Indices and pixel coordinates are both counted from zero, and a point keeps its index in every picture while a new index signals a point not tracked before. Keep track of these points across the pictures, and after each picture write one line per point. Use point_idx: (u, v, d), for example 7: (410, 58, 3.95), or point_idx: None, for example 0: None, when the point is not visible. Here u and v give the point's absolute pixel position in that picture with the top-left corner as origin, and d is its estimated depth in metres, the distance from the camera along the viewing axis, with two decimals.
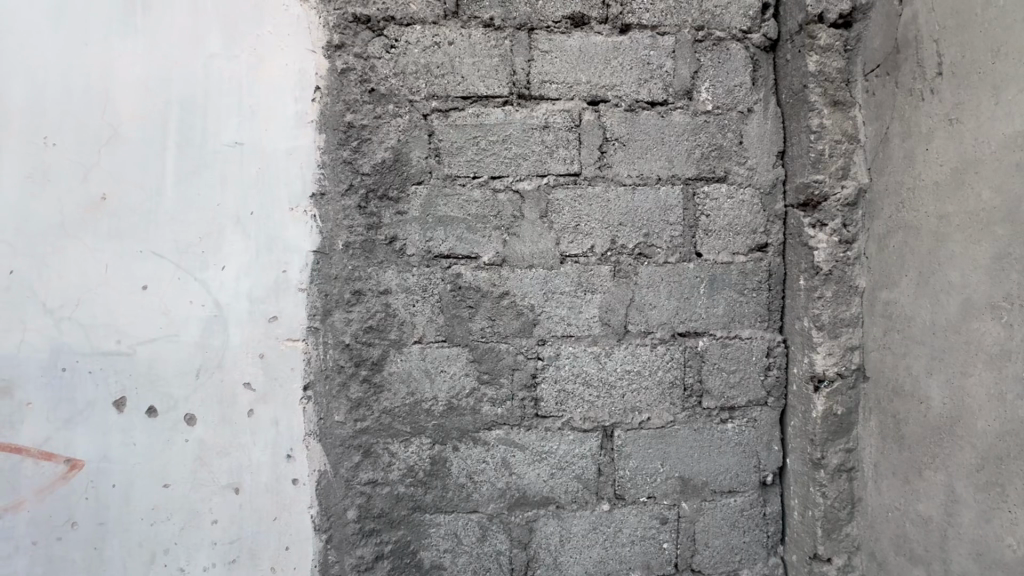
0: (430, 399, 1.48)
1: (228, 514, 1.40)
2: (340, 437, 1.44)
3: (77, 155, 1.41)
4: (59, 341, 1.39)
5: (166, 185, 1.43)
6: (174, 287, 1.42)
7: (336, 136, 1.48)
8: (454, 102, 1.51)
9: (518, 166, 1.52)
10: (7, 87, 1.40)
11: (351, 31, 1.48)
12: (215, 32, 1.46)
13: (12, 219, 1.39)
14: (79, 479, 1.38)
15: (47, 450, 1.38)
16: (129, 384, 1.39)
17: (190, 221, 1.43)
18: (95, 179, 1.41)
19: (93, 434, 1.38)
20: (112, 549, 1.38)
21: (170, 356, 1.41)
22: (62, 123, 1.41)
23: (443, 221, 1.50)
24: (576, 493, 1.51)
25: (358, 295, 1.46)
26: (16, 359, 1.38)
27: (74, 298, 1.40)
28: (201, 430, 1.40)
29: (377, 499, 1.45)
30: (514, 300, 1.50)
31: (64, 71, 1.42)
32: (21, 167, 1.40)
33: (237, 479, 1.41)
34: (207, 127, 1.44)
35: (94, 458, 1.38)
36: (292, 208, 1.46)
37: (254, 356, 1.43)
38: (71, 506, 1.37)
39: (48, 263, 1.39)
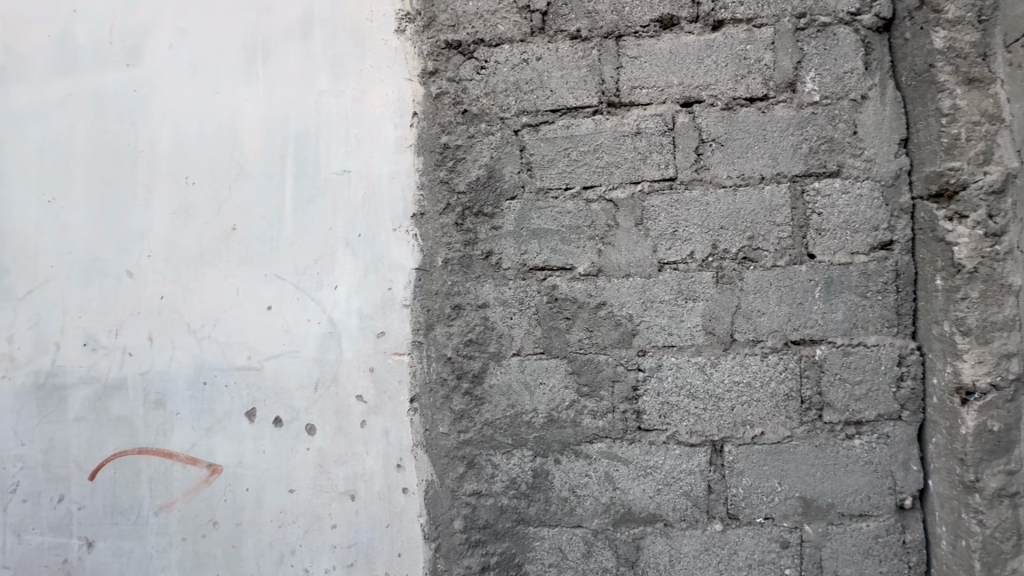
0: (530, 411, 1.48)
1: (346, 520, 1.49)
2: (445, 448, 1.49)
3: (212, 192, 1.59)
4: (200, 358, 1.55)
5: (285, 213, 1.56)
6: (294, 306, 1.54)
7: (432, 158, 1.54)
8: (543, 116, 1.53)
9: (610, 175, 1.50)
10: (158, 137, 1.61)
11: (443, 57, 1.56)
12: (324, 71, 1.58)
13: (162, 251, 1.58)
14: (219, 483, 1.52)
15: (193, 456, 1.54)
16: (259, 396, 1.53)
17: (306, 245, 1.55)
18: (227, 212, 1.57)
19: (230, 442, 1.53)
20: (247, 548, 1.51)
21: (292, 371, 1.52)
22: (199, 165, 1.59)
23: (537, 234, 1.51)
24: (685, 511, 1.44)
25: (458, 309, 1.51)
26: (168, 374, 1.56)
27: (212, 319, 1.56)
28: (320, 439, 1.50)
29: (482, 511, 1.47)
30: (611, 310, 1.48)
31: (200, 118, 1.60)
32: (169, 205, 1.59)
33: (353, 486, 1.49)
34: (319, 158, 1.56)
35: (230, 464, 1.52)
36: (395, 229, 1.53)
37: (365, 370, 1.51)
38: (213, 506, 1.52)
39: (191, 289, 1.57)
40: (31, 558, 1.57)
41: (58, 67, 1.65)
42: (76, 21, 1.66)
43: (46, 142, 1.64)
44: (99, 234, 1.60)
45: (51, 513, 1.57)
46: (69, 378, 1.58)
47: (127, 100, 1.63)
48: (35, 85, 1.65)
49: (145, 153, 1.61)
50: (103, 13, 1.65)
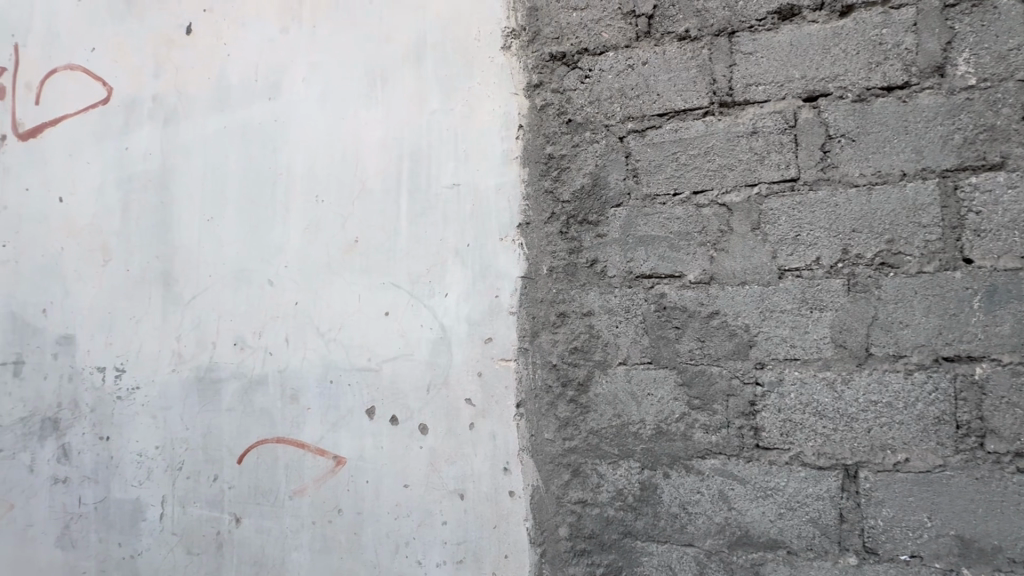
0: (637, 422, 1.45)
1: (456, 518, 1.55)
2: (551, 454, 1.50)
3: (338, 208, 1.75)
4: (328, 359, 1.71)
5: (401, 225, 1.68)
6: (408, 313, 1.64)
7: (537, 169, 1.57)
8: (650, 121, 1.50)
9: (723, 178, 1.43)
10: (293, 161, 1.81)
11: (548, 69, 1.59)
12: (436, 91, 1.68)
13: (297, 262, 1.77)
14: (343, 474, 1.66)
15: (322, 447, 1.69)
16: (378, 396, 1.65)
17: (419, 255, 1.65)
18: (351, 226, 1.73)
19: (352, 436, 1.66)
20: (367, 536, 1.63)
21: (407, 373, 1.63)
22: (327, 184, 1.77)
23: (643, 241, 1.48)
24: (811, 539, 1.32)
25: (563, 317, 1.52)
26: (301, 372, 1.73)
27: (337, 323, 1.71)
28: (432, 438, 1.59)
29: (588, 520, 1.47)
30: (725, 320, 1.40)
31: (328, 142, 1.78)
32: (302, 221, 1.78)
33: (462, 486, 1.55)
34: (431, 173, 1.66)
35: (353, 457, 1.66)
36: (502, 238, 1.58)
37: (474, 374, 1.57)
38: (338, 494, 1.67)
39: (320, 296, 1.74)
40: (192, 528, 1.82)
41: (216, 105, 1.93)
42: (230, 64, 1.92)
43: (206, 170, 1.91)
44: (247, 248, 1.83)
45: (209, 490, 1.81)
46: (223, 373, 1.82)
47: (269, 130, 1.85)
48: (199, 123, 1.94)
49: (283, 176, 1.82)
50: (251, 56, 1.90)
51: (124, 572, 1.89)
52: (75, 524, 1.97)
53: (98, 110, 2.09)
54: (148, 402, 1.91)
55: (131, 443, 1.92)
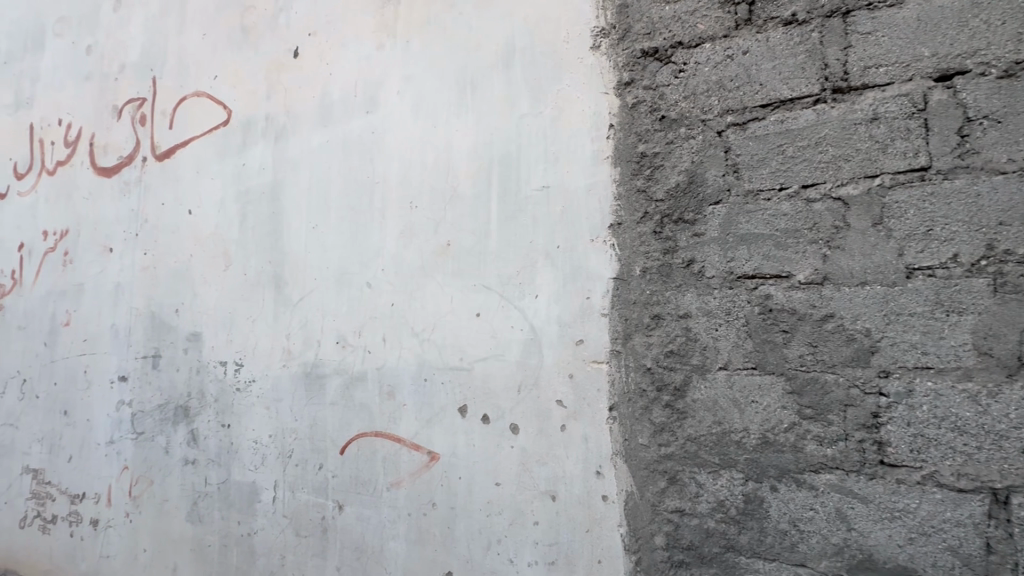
0: (740, 431, 1.38)
1: (547, 519, 1.55)
2: (645, 460, 1.46)
3: (431, 213, 1.82)
4: (422, 358, 1.78)
5: (491, 228, 1.71)
6: (499, 313, 1.67)
7: (629, 168, 1.54)
8: (752, 113, 1.42)
9: (838, 170, 1.32)
10: (389, 169, 1.91)
11: (639, 66, 1.55)
12: (525, 95, 1.70)
13: (393, 265, 1.87)
14: (437, 469, 1.72)
15: (417, 443, 1.77)
16: (470, 394, 1.69)
17: (509, 257, 1.67)
18: (443, 230, 1.79)
19: (445, 433, 1.72)
20: (460, 531, 1.67)
21: (497, 373, 1.66)
22: (421, 190, 1.84)
23: (745, 239, 1.40)
24: (951, 570, 1.18)
25: (657, 319, 1.48)
26: (397, 370, 1.82)
27: (431, 323, 1.78)
28: (524, 438, 1.60)
29: (686, 531, 1.41)
30: (841, 323, 1.30)
31: (421, 150, 1.86)
32: (398, 227, 1.87)
33: (554, 487, 1.55)
34: (521, 176, 1.68)
35: (446, 453, 1.71)
36: (593, 239, 1.57)
37: (565, 376, 1.57)
38: (432, 489, 1.73)
39: (415, 297, 1.82)
40: (301, 512, 1.97)
41: (320, 121, 2.08)
42: (332, 82, 2.07)
43: (311, 181, 2.07)
44: (347, 252, 1.96)
45: (315, 478, 1.95)
46: (327, 369, 1.95)
47: (367, 141, 1.97)
48: (305, 138, 2.11)
49: (380, 184, 1.92)
50: (351, 73, 2.03)
51: (242, 548, 2.08)
52: (202, 501, 2.20)
53: (221, 131, 2.33)
54: (263, 394, 2.09)
55: (247, 431, 2.11)
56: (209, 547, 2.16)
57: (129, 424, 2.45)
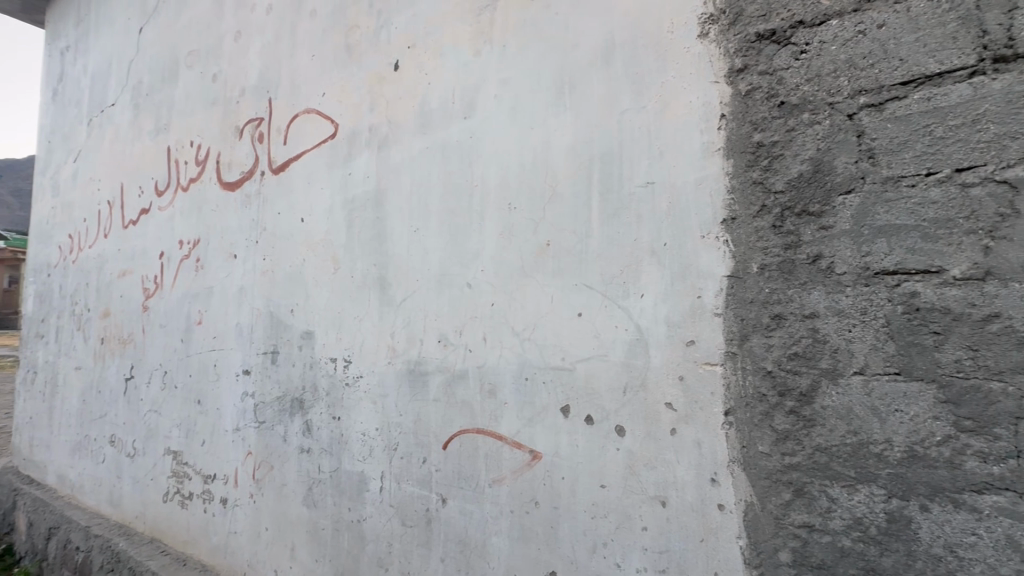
0: (880, 442, 1.25)
1: (657, 525, 1.51)
2: (767, 469, 1.37)
3: (530, 213, 1.83)
4: (523, 357, 1.80)
5: (592, 227, 1.69)
6: (603, 313, 1.65)
7: (743, 159, 1.46)
8: (891, 92, 1.28)
9: (1002, 150, 1.16)
10: (487, 171, 1.95)
11: (753, 51, 1.46)
12: (627, 90, 1.67)
13: (492, 266, 1.90)
14: (539, 468, 1.73)
15: (519, 441, 1.79)
16: (572, 394, 1.68)
17: (612, 256, 1.65)
18: (542, 230, 1.80)
19: (548, 432, 1.72)
20: (564, 531, 1.67)
21: (601, 373, 1.63)
22: (519, 191, 1.86)
23: (884, 231, 1.27)
24: None
25: (778, 319, 1.38)
26: (498, 369, 1.85)
27: (532, 323, 1.79)
28: (630, 441, 1.57)
29: (815, 548, 1.30)
30: (1010, 324, 1.14)
31: (519, 152, 1.88)
32: (497, 228, 1.91)
33: (664, 493, 1.50)
34: (623, 173, 1.65)
35: (549, 453, 1.72)
36: (703, 236, 1.50)
37: (674, 378, 1.51)
38: (535, 487, 1.74)
39: (515, 297, 1.84)
40: (406, 503, 2.07)
41: (420, 129, 2.17)
42: (431, 91, 2.15)
43: (412, 187, 2.17)
44: (448, 253, 2.03)
45: (419, 471, 2.03)
46: (430, 367, 2.03)
47: (465, 145, 2.02)
48: (406, 146, 2.21)
49: (478, 187, 1.97)
50: (449, 81, 2.10)
51: (352, 534, 2.22)
52: (316, 487, 2.37)
53: (329, 143, 2.51)
54: (370, 389, 2.22)
55: (356, 424, 2.25)
56: (323, 530, 2.32)
57: (252, 414, 2.70)
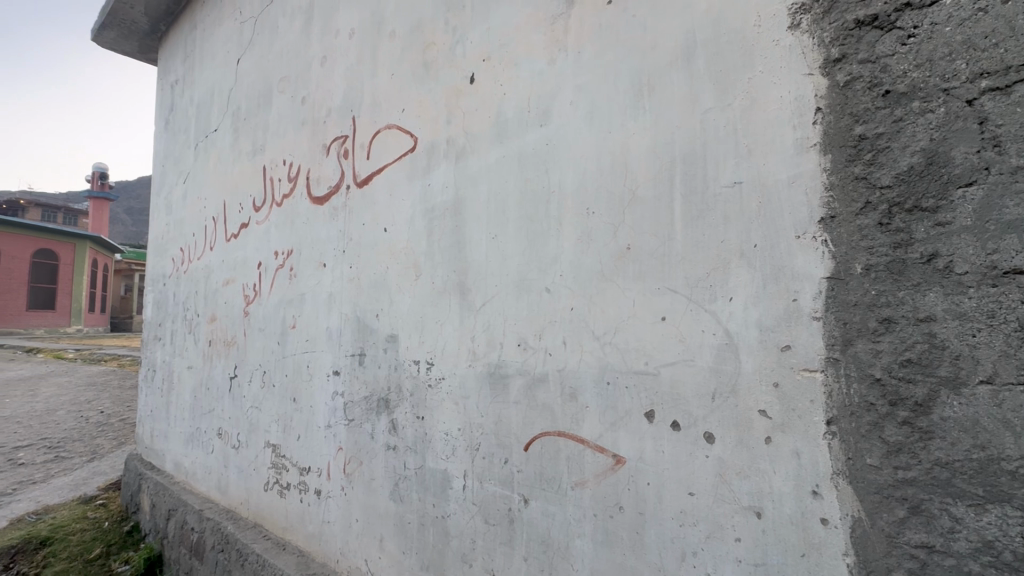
0: (1015, 460, 1.13)
1: (752, 537, 1.45)
2: (876, 483, 1.28)
3: (609, 217, 1.83)
4: (605, 361, 1.80)
5: (675, 230, 1.67)
6: (688, 317, 1.62)
7: (843, 154, 1.38)
8: (1020, 72, 1.16)
9: None
10: (565, 177, 1.97)
11: (852, 38, 1.39)
12: (710, 88, 1.63)
13: (571, 270, 1.92)
14: (623, 472, 1.73)
15: (601, 445, 1.79)
16: (657, 399, 1.67)
17: (698, 259, 1.61)
18: (622, 234, 1.79)
19: (631, 437, 1.71)
20: (650, 537, 1.65)
21: (688, 379, 1.60)
22: (598, 195, 1.87)
23: (1014, 226, 1.16)
24: None
25: (887, 323, 1.29)
26: (579, 373, 1.87)
27: (613, 327, 1.79)
28: (721, 449, 1.52)
29: (937, 572, 1.19)
30: None
31: (597, 156, 1.88)
32: (575, 232, 1.92)
33: (759, 503, 1.45)
34: (708, 173, 1.61)
35: (633, 458, 1.70)
36: (799, 236, 1.44)
37: (769, 385, 1.45)
38: (619, 492, 1.73)
39: (595, 301, 1.85)
40: (489, 502, 2.13)
41: (496, 138, 2.24)
42: (507, 101, 2.21)
43: (489, 195, 2.23)
44: (526, 258, 2.07)
45: (501, 471, 2.09)
46: (510, 370, 2.09)
47: (542, 152, 2.06)
48: (483, 156, 2.28)
49: (556, 193, 2.00)
50: (524, 90, 2.15)
51: (437, 529, 2.31)
52: (403, 483, 2.50)
53: (409, 156, 2.65)
54: (452, 391, 2.31)
55: (439, 424, 2.35)
56: (409, 524, 2.44)
57: (342, 412, 2.89)
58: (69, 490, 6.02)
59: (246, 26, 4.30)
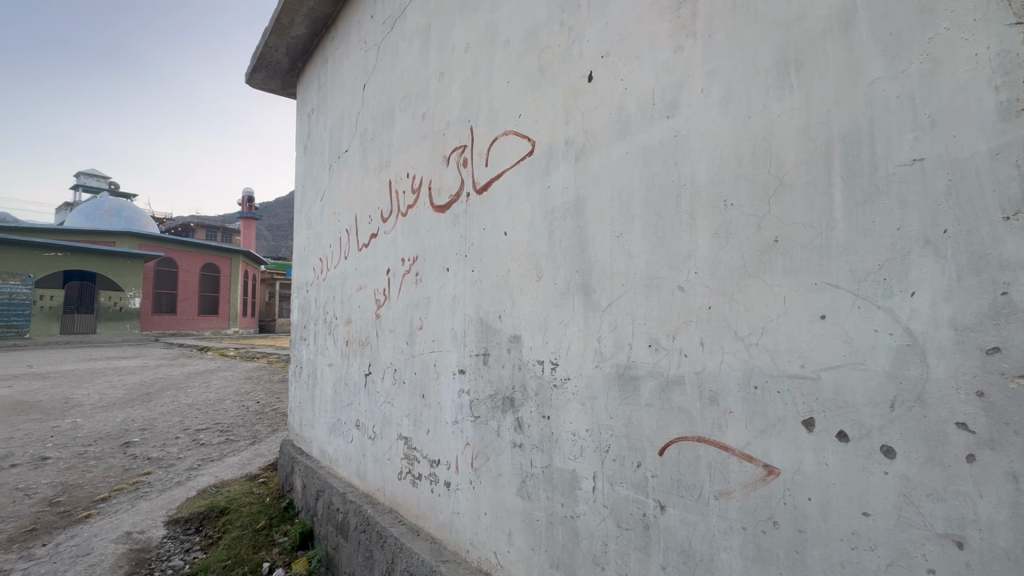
0: None
1: (952, 569, 1.25)
2: None
3: (752, 208, 1.70)
4: (751, 363, 1.67)
5: (835, 217, 1.50)
6: (855, 316, 1.44)
7: None
8: None
9: None
10: (698, 167, 1.87)
11: None
12: (876, 56, 1.44)
13: (708, 267, 1.81)
14: (777, 485, 1.59)
15: (749, 453, 1.67)
16: (818, 407, 1.51)
17: (866, 249, 1.43)
18: (768, 225, 1.65)
19: (786, 447, 1.57)
20: (813, 559, 1.50)
21: (857, 384, 1.43)
22: (737, 186, 1.74)
23: None
24: None
25: None
26: (720, 376, 1.75)
27: (760, 327, 1.66)
28: (904, 465, 1.34)
29: None
30: None
31: (734, 143, 1.76)
32: (711, 226, 1.81)
33: (959, 532, 1.24)
34: (877, 152, 1.42)
35: (789, 469, 1.56)
36: (1008, 217, 1.21)
37: (969, 395, 1.25)
38: (772, 506, 1.59)
39: (737, 299, 1.72)
40: (621, 505, 2.09)
41: (618, 134, 2.19)
42: (628, 96, 2.16)
43: (613, 192, 2.19)
44: (655, 256, 2.00)
45: (633, 475, 2.04)
46: (641, 371, 2.03)
47: (670, 144, 1.97)
48: (604, 153, 2.25)
49: (687, 186, 1.90)
50: (648, 82, 2.08)
51: (567, 528, 2.32)
52: (530, 481, 2.55)
53: (527, 161, 2.70)
54: (578, 391, 2.30)
55: (566, 424, 2.36)
56: (537, 521, 2.48)
57: (468, 409, 3.03)
58: (238, 468, 7.05)
59: (370, 54, 4.71)
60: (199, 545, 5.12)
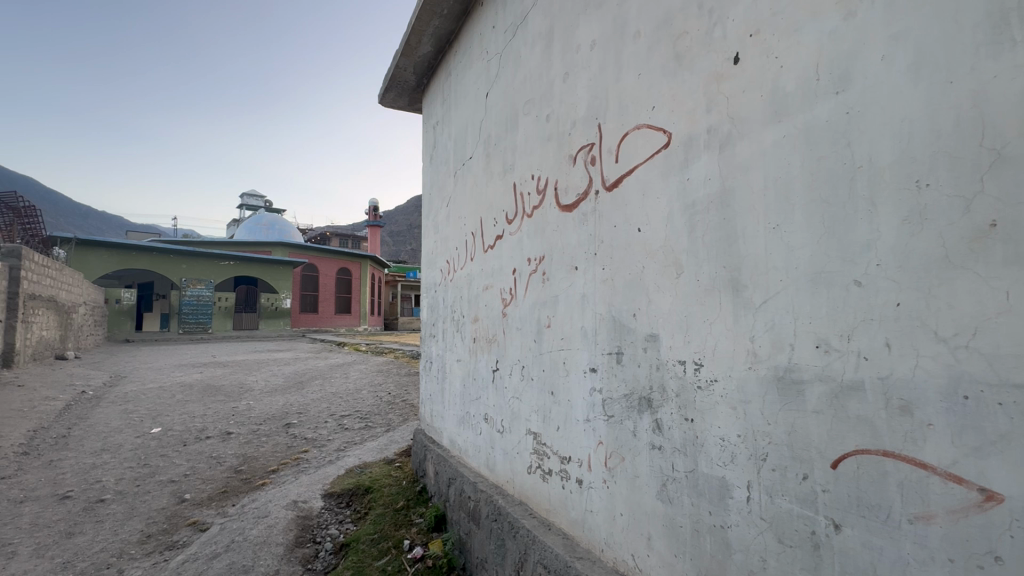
0: None
1: None
2: None
3: (956, 189, 1.46)
4: (957, 369, 1.45)
5: None
6: None
7: None
8: None
9: None
10: (879, 145, 1.65)
11: None
12: None
13: (896, 258, 1.59)
14: (999, 513, 1.35)
15: (958, 475, 1.44)
16: None
17: None
18: (980, 208, 1.42)
19: (1013, 470, 1.33)
20: None
21: None
22: (934, 163, 1.50)
23: None
24: None
25: None
26: (915, 383, 1.53)
27: (970, 327, 1.42)
28: None
29: None
30: None
31: (929, 115, 1.52)
32: (898, 211, 1.59)
33: None
34: None
35: (1018, 496, 1.32)
36: None
37: None
38: (993, 539, 1.36)
39: (936, 295, 1.49)
40: (782, 519, 1.92)
41: (772, 117, 2.02)
42: (785, 74, 1.98)
43: (767, 181, 2.03)
44: (824, 247, 1.80)
45: (798, 488, 1.86)
46: (806, 374, 1.85)
47: (840, 123, 1.77)
48: (756, 138, 2.09)
49: (865, 168, 1.69)
50: (809, 57, 1.89)
51: (715, 538, 2.20)
52: (672, 485, 2.46)
53: (663, 153, 2.61)
54: (727, 394, 2.17)
55: (713, 428, 2.23)
56: (681, 527, 2.38)
57: (601, 407, 3.02)
58: (378, 452, 7.80)
59: (492, 63, 4.91)
60: (350, 517, 5.84)
